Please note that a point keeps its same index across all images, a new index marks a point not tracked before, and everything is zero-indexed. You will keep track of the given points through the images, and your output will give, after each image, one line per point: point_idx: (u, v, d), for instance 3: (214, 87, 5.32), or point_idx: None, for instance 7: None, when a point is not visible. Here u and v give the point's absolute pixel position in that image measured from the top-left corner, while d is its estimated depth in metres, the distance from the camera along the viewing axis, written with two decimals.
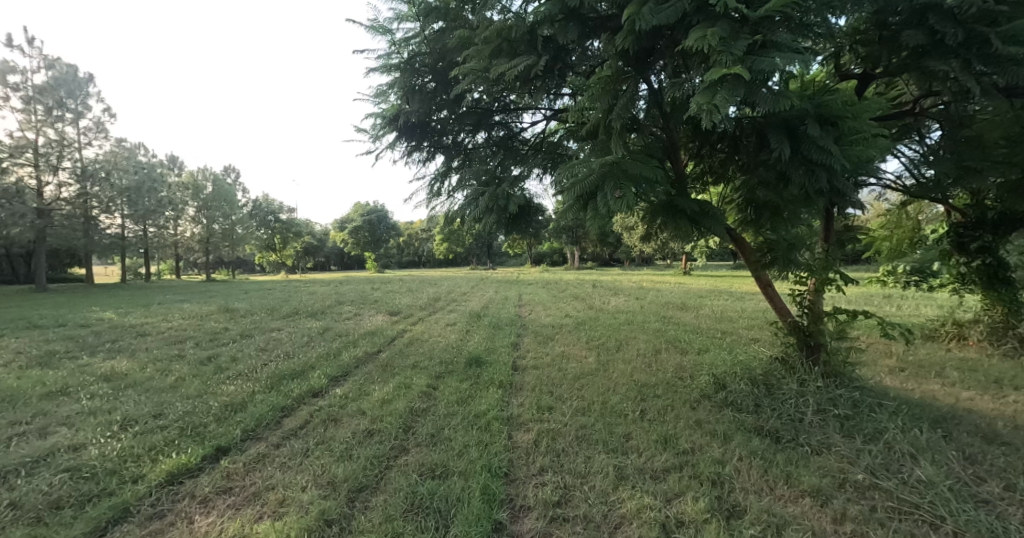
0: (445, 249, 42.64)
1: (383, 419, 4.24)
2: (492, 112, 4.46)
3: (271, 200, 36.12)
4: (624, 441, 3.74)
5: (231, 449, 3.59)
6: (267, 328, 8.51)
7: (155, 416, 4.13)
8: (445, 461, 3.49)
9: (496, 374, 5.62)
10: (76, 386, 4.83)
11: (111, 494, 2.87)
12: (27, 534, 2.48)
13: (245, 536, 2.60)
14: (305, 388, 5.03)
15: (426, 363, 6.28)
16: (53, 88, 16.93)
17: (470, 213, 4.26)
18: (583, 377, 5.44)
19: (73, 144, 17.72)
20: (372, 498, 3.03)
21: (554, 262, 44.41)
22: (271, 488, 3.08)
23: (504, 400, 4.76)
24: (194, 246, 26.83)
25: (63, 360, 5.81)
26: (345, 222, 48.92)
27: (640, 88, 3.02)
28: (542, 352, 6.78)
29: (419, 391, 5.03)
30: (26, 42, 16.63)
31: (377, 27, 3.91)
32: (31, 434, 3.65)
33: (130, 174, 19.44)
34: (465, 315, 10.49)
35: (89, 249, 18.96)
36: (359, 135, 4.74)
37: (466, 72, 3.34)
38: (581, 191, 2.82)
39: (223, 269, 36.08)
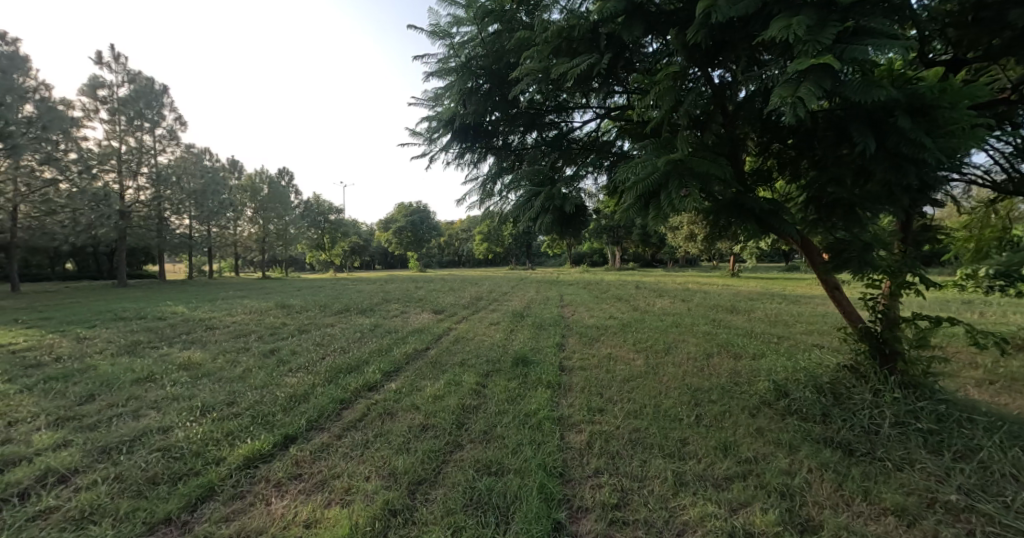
0: (485, 250, 42.94)
1: (437, 415, 4.35)
2: (545, 112, 4.46)
3: (320, 201, 37.79)
4: (681, 446, 3.65)
5: (299, 437, 3.80)
6: (321, 324, 8.92)
7: (229, 404, 4.43)
8: (499, 458, 3.53)
9: (544, 374, 5.64)
10: (160, 373, 5.27)
11: (197, 474, 3.11)
12: (131, 506, 2.72)
13: (318, 521, 2.73)
14: (361, 382, 5.24)
15: (474, 361, 6.38)
16: (134, 100, 18.46)
17: (523, 214, 4.31)
18: (632, 380, 5.34)
19: (151, 151, 19.36)
20: (432, 491, 3.11)
21: (593, 262, 43.89)
22: (337, 477, 3.23)
23: (554, 400, 4.77)
24: (252, 246, 28.51)
25: (147, 349, 6.35)
26: (389, 223, 50.57)
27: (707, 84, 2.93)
28: (589, 354, 6.70)
29: (469, 388, 5.13)
30: (112, 59, 18.26)
31: (437, 32, 4.00)
32: (127, 415, 4.02)
33: (197, 178, 21.15)
34: (508, 315, 10.56)
35: (161, 248, 20.54)
36: (414, 138, 4.87)
37: (527, 72, 3.36)
38: (643, 190, 2.79)
39: (276, 268, 38.16)
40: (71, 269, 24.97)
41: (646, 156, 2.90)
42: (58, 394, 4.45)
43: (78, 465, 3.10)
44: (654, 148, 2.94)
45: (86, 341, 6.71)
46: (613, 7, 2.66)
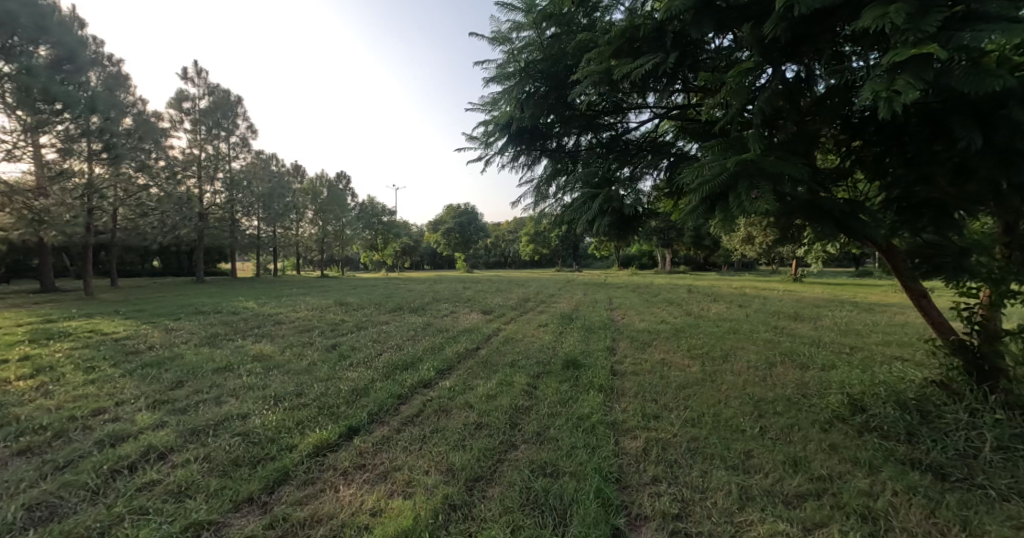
0: (532, 251, 42.99)
1: (491, 414, 4.41)
2: (602, 114, 4.42)
3: (374, 204, 39.45)
4: (744, 458, 3.48)
5: (361, 429, 3.99)
6: (378, 321, 9.30)
7: (298, 394, 4.74)
8: (554, 460, 3.53)
9: (595, 378, 5.57)
10: (237, 363, 5.72)
11: (273, 458, 3.35)
12: (219, 484, 2.96)
13: (383, 510, 2.85)
14: (417, 378, 5.42)
15: (525, 362, 6.42)
16: (214, 110, 20.16)
17: (579, 216, 4.31)
18: (688, 387, 5.16)
19: (226, 158, 21.04)
20: (489, 489, 3.17)
21: (642, 265, 42.75)
22: (397, 470, 3.36)
23: (606, 405, 4.69)
24: (312, 246, 30.21)
25: (224, 341, 6.90)
26: (439, 224, 51.92)
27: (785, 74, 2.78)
28: (641, 359, 6.54)
29: (521, 389, 5.16)
30: (196, 74, 20.00)
31: (496, 39, 4.09)
32: (211, 401, 4.39)
33: (264, 182, 22.72)
34: (556, 317, 10.51)
35: (233, 247, 22.24)
36: (470, 142, 4.98)
37: (587, 74, 3.34)
38: (709, 191, 2.70)
39: (334, 267, 40.29)
40: (157, 266, 27.56)
41: (713, 156, 2.80)
42: (153, 378, 4.95)
43: (173, 444, 3.42)
44: (722, 148, 2.83)
45: (173, 332, 7.39)
46: (682, 5, 2.60)
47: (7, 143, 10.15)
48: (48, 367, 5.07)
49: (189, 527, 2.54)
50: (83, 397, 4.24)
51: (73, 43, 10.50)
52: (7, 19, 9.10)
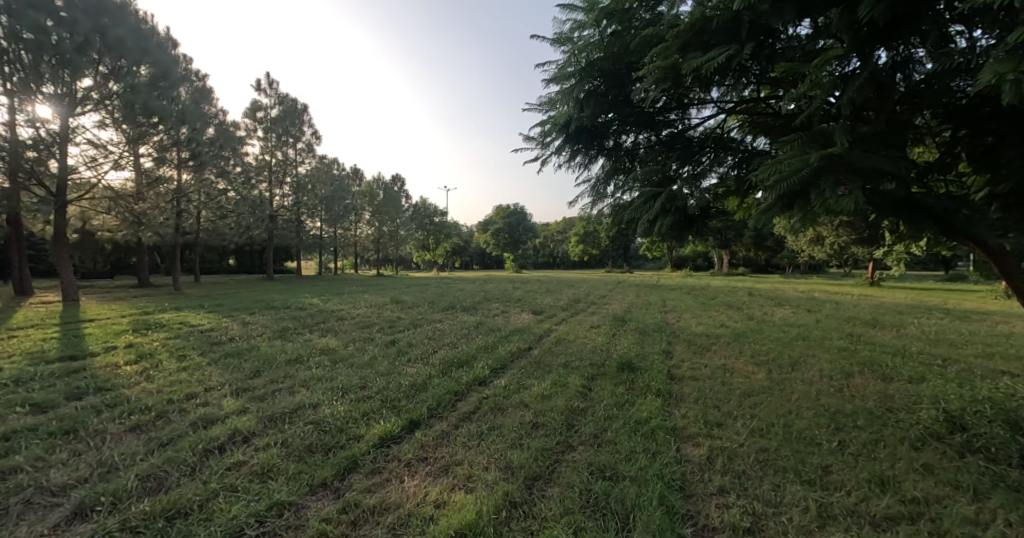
0: (581, 252, 42.48)
1: (546, 414, 4.41)
2: (664, 112, 4.28)
3: (426, 205, 40.66)
4: (821, 474, 3.24)
5: (421, 423, 4.12)
6: (432, 319, 9.57)
7: (362, 387, 4.98)
8: (613, 464, 3.45)
9: (651, 381, 5.40)
10: (305, 355, 6.09)
11: (342, 447, 3.53)
12: (297, 468, 3.17)
13: (446, 502, 2.91)
14: (472, 376, 5.52)
15: (578, 363, 6.35)
16: (283, 118, 21.66)
17: (640, 216, 4.21)
18: (753, 395, 4.88)
19: (293, 163, 22.49)
20: (548, 488, 3.16)
21: (697, 267, 41.02)
22: (457, 464, 3.43)
23: (665, 410, 4.53)
24: (368, 245, 31.61)
25: (294, 335, 7.38)
26: (488, 225, 52.65)
27: (881, 57, 2.57)
28: (700, 364, 6.25)
29: (575, 390, 5.11)
30: (268, 85, 21.50)
31: (559, 39, 4.10)
32: (286, 390, 4.72)
33: (327, 185, 24.05)
34: (608, 318, 10.31)
35: (298, 246, 23.72)
36: (527, 143, 5.01)
37: (653, 70, 3.25)
38: (788, 189, 2.55)
39: (389, 266, 41.99)
40: (232, 264, 29.96)
41: (792, 151, 2.63)
42: (235, 367, 5.38)
43: (255, 429, 3.70)
44: (802, 142, 2.66)
45: (249, 325, 8.00)
46: None
47: (114, 154, 11.45)
48: (148, 354, 5.65)
49: (274, 506, 2.72)
50: (178, 382, 4.69)
51: (169, 63, 11.68)
52: (117, 45, 10.50)
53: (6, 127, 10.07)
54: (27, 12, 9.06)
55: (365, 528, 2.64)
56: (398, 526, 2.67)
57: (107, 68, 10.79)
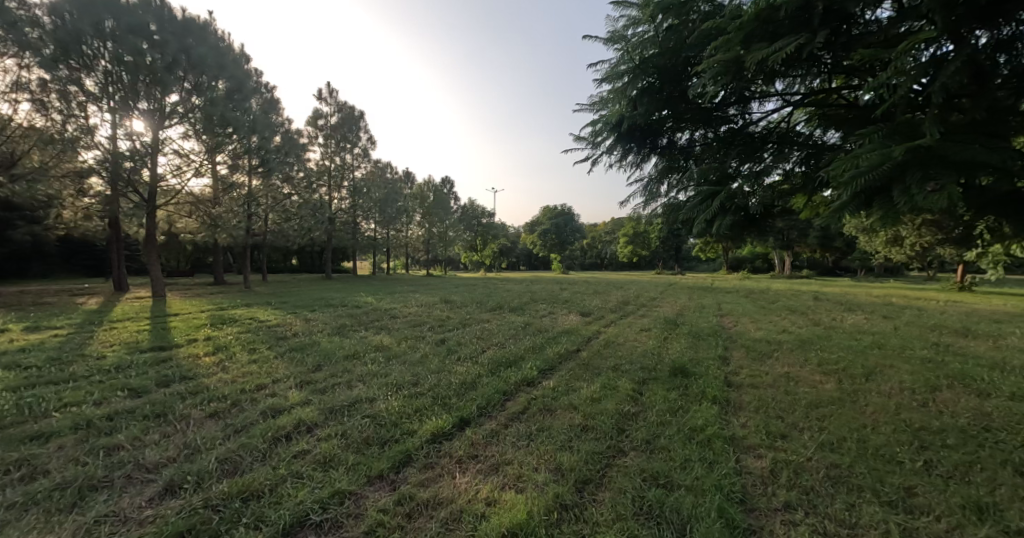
0: (629, 254, 41.46)
1: (596, 417, 4.34)
2: (724, 107, 4.11)
3: (475, 207, 41.32)
4: (904, 496, 2.96)
5: (471, 421, 4.18)
6: (480, 319, 9.70)
7: (415, 383, 5.13)
8: (667, 471, 3.34)
9: (707, 388, 5.16)
10: (362, 352, 6.37)
11: (397, 441, 3.66)
12: (355, 459, 3.31)
13: (497, 501, 2.94)
14: (520, 376, 5.53)
15: (628, 367, 6.20)
16: (341, 125, 22.81)
17: (696, 215, 4.04)
18: (822, 407, 4.53)
19: (350, 168, 23.61)
20: (600, 493, 3.10)
21: (755, 269, 38.80)
22: (507, 464, 3.45)
23: (723, 418, 4.31)
24: (419, 246, 32.57)
25: (351, 332, 7.73)
26: (535, 226, 52.66)
27: (980, 40, 2.36)
28: (760, 371, 5.90)
29: (626, 394, 4.99)
30: (329, 94, 22.73)
31: (613, 37, 4.05)
32: (344, 384, 4.96)
33: (381, 188, 25.05)
34: (659, 321, 9.99)
35: (354, 247, 24.84)
36: (577, 143, 4.97)
37: (713, 64, 3.11)
38: (866, 186, 2.35)
39: (438, 266, 43.10)
40: (295, 263, 31.93)
41: (870, 144, 2.43)
42: (298, 361, 5.73)
43: (317, 420, 3.92)
44: (884, 135, 2.44)
45: (311, 322, 8.48)
46: None
47: (196, 162, 12.55)
48: (223, 347, 6.14)
49: (335, 494, 2.86)
50: (250, 373, 5.06)
51: (242, 78, 12.71)
52: (199, 62, 11.56)
53: (109, 140, 11.32)
54: (128, 38, 10.40)
55: (419, 521, 2.72)
56: (451, 521, 2.73)
57: (190, 83, 11.73)
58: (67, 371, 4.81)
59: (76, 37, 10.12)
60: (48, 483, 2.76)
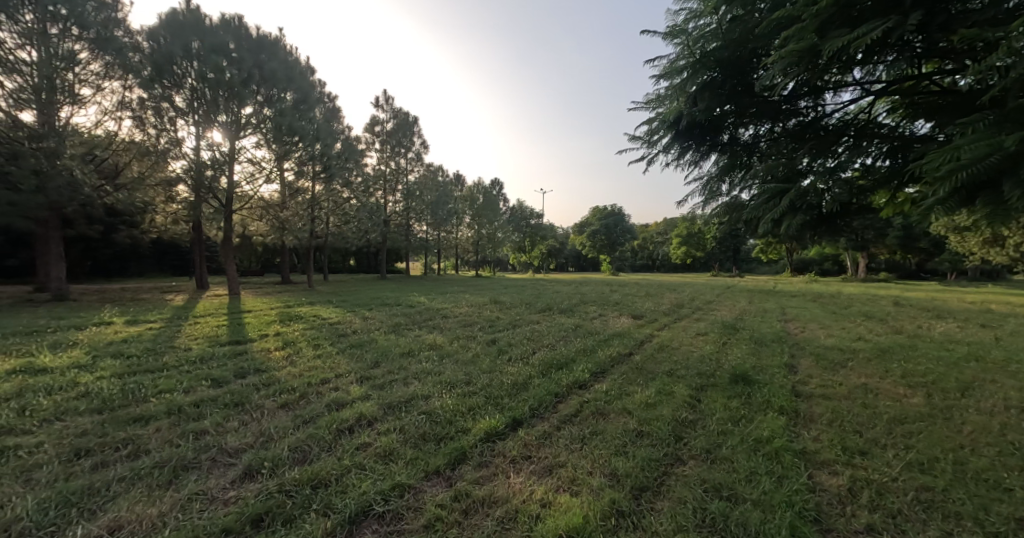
0: (683, 256, 39.93)
1: (652, 423, 4.20)
2: (794, 99, 3.88)
3: (523, 209, 41.49)
4: (1015, 529, 2.65)
5: (524, 422, 4.20)
6: (530, 320, 9.72)
7: (468, 382, 5.23)
8: (730, 483, 3.18)
9: (772, 397, 4.86)
10: (416, 350, 6.57)
11: (452, 438, 3.74)
12: (412, 454, 3.42)
13: (551, 503, 2.92)
14: (572, 378, 5.48)
15: (685, 372, 5.96)
16: (396, 131, 23.71)
17: (761, 215, 3.83)
18: (907, 423, 4.13)
19: (403, 172, 24.48)
20: (657, 501, 3.01)
21: (824, 272, 36.04)
22: (561, 466, 3.42)
23: (792, 429, 4.04)
24: (468, 248, 33.17)
25: (406, 330, 8.01)
26: (585, 227, 52.08)
27: None
28: (832, 381, 5.46)
29: (682, 400, 4.81)
30: (385, 102, 23.69)
31: (672, 32, 3.94)
32: (401, 381, 5.14)
33: (433, 191, 25.77)
34: (717, 325, 9.54)
35: (407, 248, 25.72)
36: (632, 143, 4.89)
37: (784, 55, 2.94)
38: (970, 180, 2.12)
39: (487, 267, 43.69)
40: (353, 264, 33.59)
41: (974, 134, 2.19)
42: (358, 357, 6.01)
43: (377, 415, 4.08)
44: (991, 124, 2.20)
45: (369, 320, 8.87)
46: None
47: (267, 169, 13.57)
48: (291, 342, 6.56)
49: (396, 487, 2.97)
50: (315, 367, 5.38)
51: (308, 89, 13.56)
52: (270, 76, 12.49)
53: (193, 151, 12.44)
54: (211, 57, 11.49)
55: (475, 518, 2.76)
56: (506, 521, 2.74)
57: (263, 96, 12.67)
58: (161, 360, 5.34)
59: (168, 58, 11.29)
60: (150, 461, 3.07)
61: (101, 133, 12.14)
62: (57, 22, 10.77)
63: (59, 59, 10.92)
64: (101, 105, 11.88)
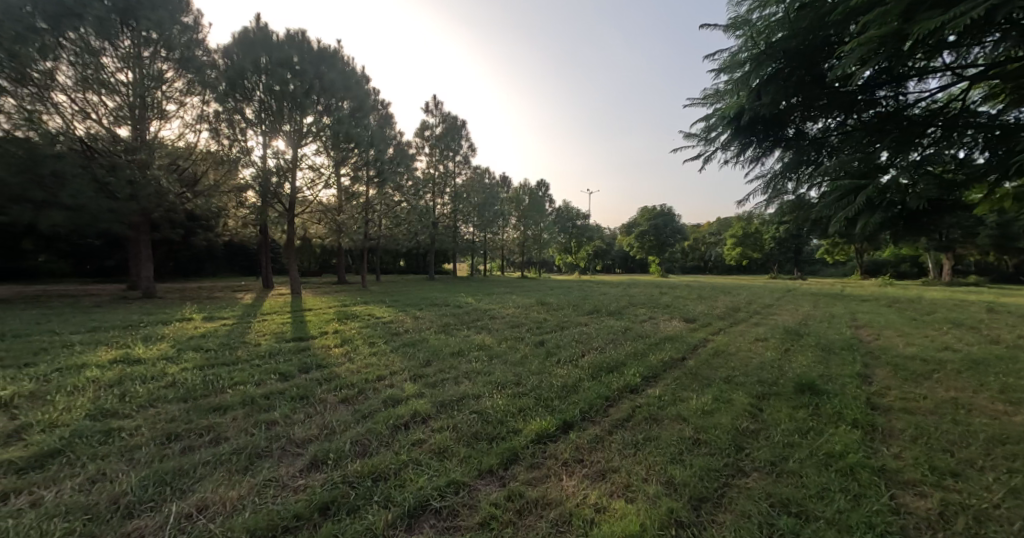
0: (738, 257, 37.98)
1: (710, 431, 4.02)
2: (874, 88, 3.60)
3: (569, 209, 41.16)
4: None
5: (575, 425, 4.15)
6: (577, 322, 9.62)
7: (517, 383, 5.25)
8: (800, 498, 2.98)
9: (844, 409, 4.50)
10: (466, 350, 6.68)
11: (504, 438, 3.77)
12: (466, 452, 3.46)
13: (606, 508, 2.87)
14: (623, 382, 5.36)
15: (744, 379, 5.66)
16: (445, 135, 24.26)
17: (834, 215, 3.58)
18: (1009, 444, 3.69)
19: (452, 175, 24.99)
20: (719, 514, 2.87)
21: (900, 274, 33.03)
22: (614, 472, 3.34)
23: (869, 445, 3.72)
24: (514, 249, 33.34)
25: (455, 330, 8.16)
26: (633, 227, 50.88)
27: None
28: (914, 394, 4.98)
29: (743, 409, 4.56)
30: (435, 107, 24.31)
31: (735, 22, 3.77)
32: (452, 380, 5.24)
33: (480, 194, 26.15)
34: (778, 331, 9.00)
35: (454, 249, 26.24)
36: (688, 140, 4.74)
37: (864, 42, 2.73)
38: None
39: (532, 268, 43.71)
40: (403, 265, 34.74)
41: None
42: (411, 356, 6.19)
43: (430, 412, 4.19)
44: None
45: (419, 320, 9.13)
46: None
47: (325, 176, 14.27)
48: (348, 340, 6.88)
49: (451, 484, 3.03)
50: (372, 365, 5.60)
51: (364, 97, 14.23)
52: (329, 86, 13.20)
53: (261, 159, 13.32)
54: (278, 71, 12.30)
55: (530, 519, 2.76)
56: (561, 524, 2.72)
57: (323, 106, 13.41)
58: (234, 354, 5.77)
59: (241, 74, 12.19)
60: (229, 447, 3.33)
61: (183, 145, 13.33)
62: (149, 45, 11.99)
63: (150, 78, 12.00)
64: (184, 119, 13.06)
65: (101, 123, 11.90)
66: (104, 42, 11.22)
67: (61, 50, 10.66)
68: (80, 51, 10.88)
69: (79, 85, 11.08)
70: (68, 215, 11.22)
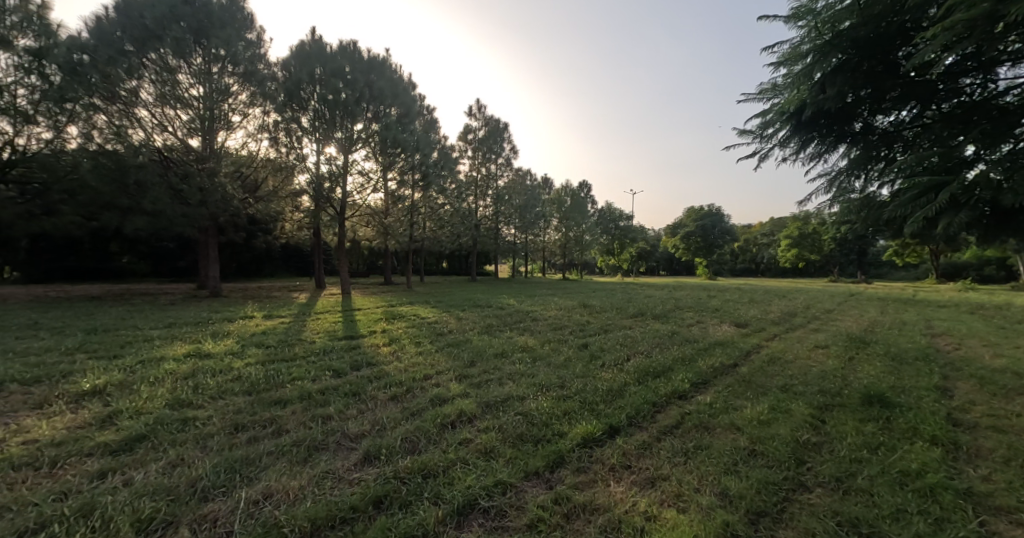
0: (794, 259, 35.83)
1: (767, 442, 3.81)
2: (957, 76, 3.32)
3: (612, 210, 40.42)
4: None
5: (621, 430, 4.05)
6: (621, 325, 9.43)
7: (561, 386, 5.20)
8: (873, 519, 2.76)
9: (920, 423, 4.13)
10: (509, 351, 6.70)
11: (549, 441, 3.74)
12: (512, 454, 3.46)
13: (657, 517, 2.78)
14: (671, 388, 5.19)
15: (804, 388, 5.33)
16: (488, 137, 24.53)
17: (910, 214, 3.31)
18: None
19: (494, 178, 25.22)
20: (780, 530, 2.71)
21: (984, 277, 29.93)
22: (664, 480, 3.23)
23: (952, 465, 3.39)
24: (555, 250, 33.15)
25: (498, 332, 8.21)
26: (678, 228, 49.26)
27: None
28: (1004, 411, 4.50)
29: (803, 419, 4.29)
30: (478, 111, 24.65)
31: (797, 12, 3.58)
32: (496, 381, 5.28)
33: (522, 195, 26.19)
34: (841, 337, 8.40)
35: (496, 251, 26.43)
36: (742, 137, 4.55)
37: (950, 26, 2.49)
38: None
39: (574, 270, 43.27)
40: (446, 266, 35.41)
41: None
42: (456, 356, 6.28)
43: (476, 412, 4.23)
44: None
45: (463, 320, 9.27)
46: None
47: (373, 181, 14.81)
48: (396, 340, 7.09)
49: (498, 484, 3.04)
50: (418, 364, 5.74)
51: (410, 103, 14.71)
52: (378, 93, 13.73)
53: (314, 164, 14.02)
54: (331, 81, 12.96)
55: (578, 523, 2.72)
56: (610, 529, 2.66)
57: (372, 113, 13.95)
58: (292, 351, 6.10)
59: (297, 85, 12.90)
60: (290, 438, 3.51)
61: (246, 153, 14.27)
62: (218, 61, 12.77)
63: (218, 93, 12.84)
64: (247, 130, 13.96)
65: (178, 133, 13.03)
66: (179, 60, 12.26)
67: (145, 69, 12.01)
68: (160, 70, 12.14)
69: (158, 101, 12.31)
70: (148, 220, 12.30)
